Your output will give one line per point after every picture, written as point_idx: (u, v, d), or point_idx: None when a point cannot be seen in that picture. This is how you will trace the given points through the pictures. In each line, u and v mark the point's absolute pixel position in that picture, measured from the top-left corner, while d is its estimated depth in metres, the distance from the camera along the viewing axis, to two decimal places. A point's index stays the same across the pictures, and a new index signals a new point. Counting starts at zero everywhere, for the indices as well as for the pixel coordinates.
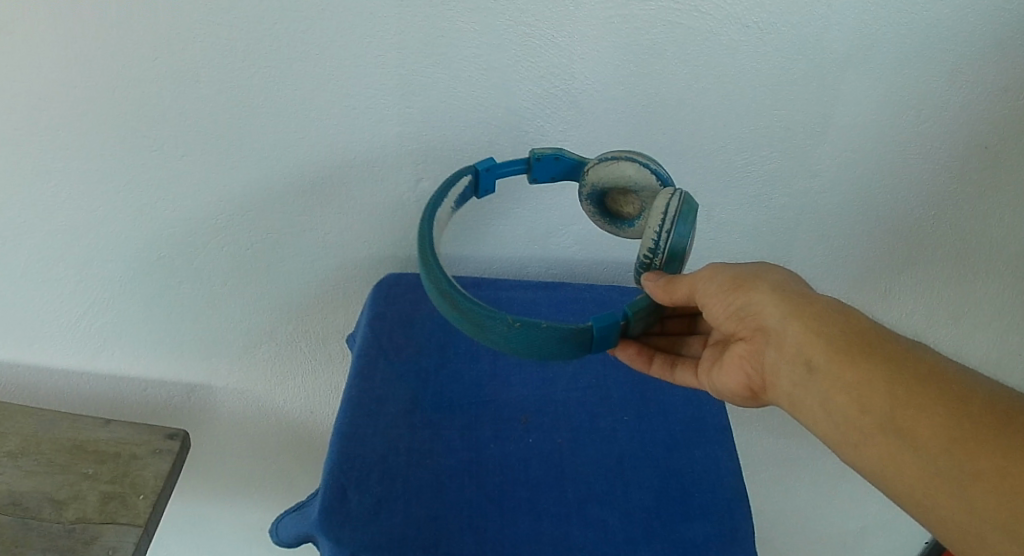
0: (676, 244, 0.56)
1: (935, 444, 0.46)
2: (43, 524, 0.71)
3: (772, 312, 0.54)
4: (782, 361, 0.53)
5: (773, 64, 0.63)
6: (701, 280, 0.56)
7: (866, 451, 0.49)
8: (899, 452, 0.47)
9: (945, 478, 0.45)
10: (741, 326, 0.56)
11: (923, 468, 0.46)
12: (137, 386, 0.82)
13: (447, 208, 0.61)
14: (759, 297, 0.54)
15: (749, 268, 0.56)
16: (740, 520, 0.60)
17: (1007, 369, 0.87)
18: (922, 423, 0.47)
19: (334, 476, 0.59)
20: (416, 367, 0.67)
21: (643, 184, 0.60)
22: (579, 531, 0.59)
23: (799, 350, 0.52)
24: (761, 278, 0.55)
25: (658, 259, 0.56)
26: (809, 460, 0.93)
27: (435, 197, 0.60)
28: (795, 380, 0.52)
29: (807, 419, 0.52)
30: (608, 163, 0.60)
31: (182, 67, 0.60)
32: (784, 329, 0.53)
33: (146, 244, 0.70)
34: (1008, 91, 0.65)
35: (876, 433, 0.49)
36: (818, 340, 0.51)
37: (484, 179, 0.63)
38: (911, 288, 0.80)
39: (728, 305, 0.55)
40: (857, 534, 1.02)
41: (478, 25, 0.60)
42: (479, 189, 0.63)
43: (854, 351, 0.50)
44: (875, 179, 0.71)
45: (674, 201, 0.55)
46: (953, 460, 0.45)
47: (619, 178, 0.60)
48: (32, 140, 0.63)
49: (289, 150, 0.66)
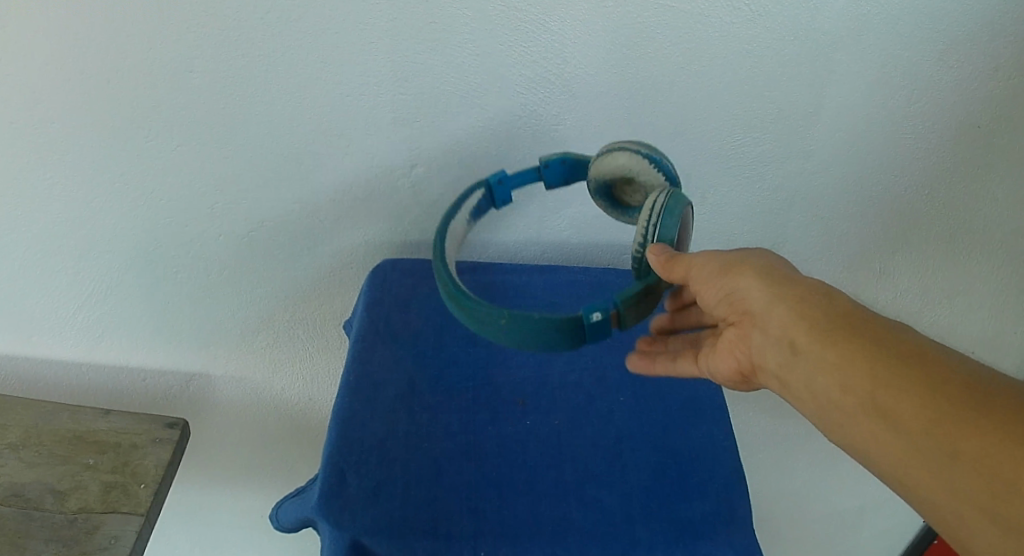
0: (664, 237, 0.56)
1: (914, 424, 0.47)
2: (45, 515, 0.71)
3: (759, 296, 0.54)
4: (769, 344, 0.54)
5: (765, 47, 0.64)
6: (695, 265, 0.56)
7: (850, 432, 0.50)
8: (882, 433, 0.48)
9: (928, 458, 0.46)
10: (731, 311, 0.56)
11: (904, 445, 0.47)
12: (138, 376, 0.82)
13: (464, 221, 0.62)
14: (746, 281, 0.55)
15: (738, 253, 0.56)
16: (738, 498, 0.60)
17: (1003, 347, 0.87)
18: (902, 402, 0.47)
19: (333, 460, 0.59)
20: (412, 351, 0.68)
21: (640, 172, 0.60)
22: (578, 511, 0.59)
23: (783, 333, 0.52)
24: (747, 261, 0.55)
25: (648, 252, 0.57)
26: (806, 440, 0.94)
27: (448, 212, 0.62)
28: (782, 361, 0.53)
29: (794, 398, 0.53)
30: (603, 158, 0.61)
31: (177, 57, 0.60)
32: (769, 313, 0.53)
33: (145, 235, 0.70)
34: (1000, 71, 0.66)
35: (859, 414, 0.49)
36: (803, 323, 0.51)
37: (499, 191, 0.64)
38: (906, 267, 0.80)
39: (718, 289, 0.56)
40: (856, 511, 1.03)
41: (472, 11, 0.61)
42: (496, 201, 0.65)
43: (837, 334, 0.50)
44: (867, 159, 0.71)
45: (660, 198, 0.57)
46: (933, 439, 0.46)
47: (617, 170, 0.61)
48: (28, 132, 0.63)
49: (285, 139, 0.66)
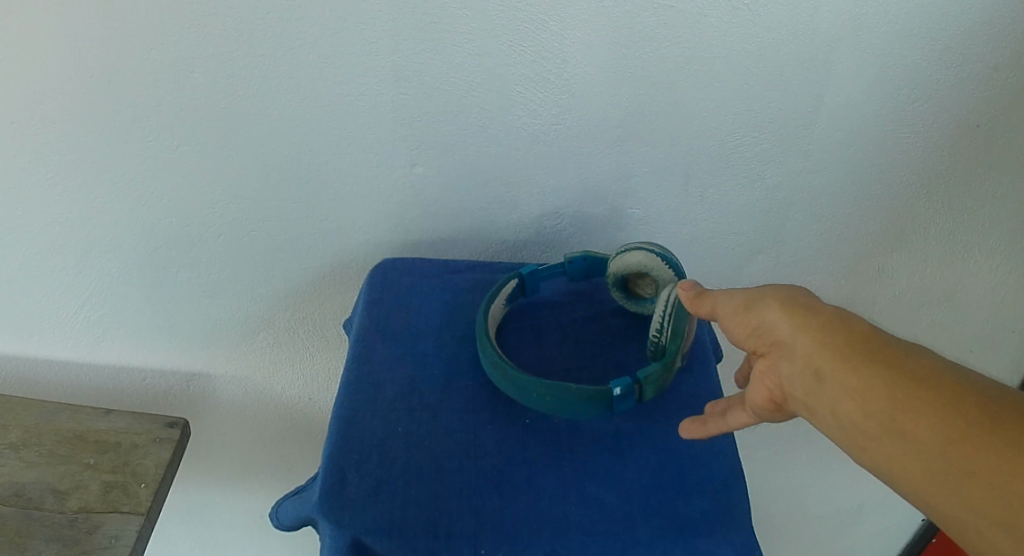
0: (678, 324, 0.63)
1: (936, 447, 0.45)
2: (46, 514, 0.71)
3: (781, 326, 0.53)
4: (793, 373, 0.52)
5: (763, 47, 0.64)
6: (719, 300, 0.57)
7: (878, 459, 0.48)
8: (908, 459, 0.47)
9: (953, 482, 0.45)
10: (757, 342, 0.55)
11: (929, 470, 0.46)
12: (138, 376, 0.82)
13: (499, 305, 0.69)
14: (767, 312, 0.54)
15: (759, 285, 0.56)
16: (738, 497, 0.60)
17: (1002, 346, 0.88)
18: (924, 426, 0.46)
19: (333, 460, 0.60)
20: (413, 350, 0.68)
21: (655, 270, 0.66)
22: (578, 510, 0.59)
23: (807, 362, 0.51)
24: (768, 292, 0.54)
25: (663, 337, 0.64)
26: (806, 439, 0.94)
27: (486, 297, 0.68)
28: (807, 389, 0.51)
29: (822, 427, 0.51)
30: (622, 255, 0.67)
31: (178, 58, 0.60)
32: (791, 342, 0.52)
33: (146, 234, 0.70)
34: (998, 70, 0.66)
35: (885, 441, 0.48)
36: (824, 350, 0.50)
37: (528, 281, 0.70)
38: (904, 266, 0.80)
39: (741, 321, 0.55)
40: (855, 510, 1.04)
41: (472, 11, 0.61)
42: (524, 289, 0.71)
43: (856, 360, 0.49)
44: (866, 159, 0.71)
45: (673, 292, 0.63)
46: (955, 461, 0.44)
47: (634, 265, 0.67)
48: (29, 132, 0.63)
49: (285, 139, 0.66)
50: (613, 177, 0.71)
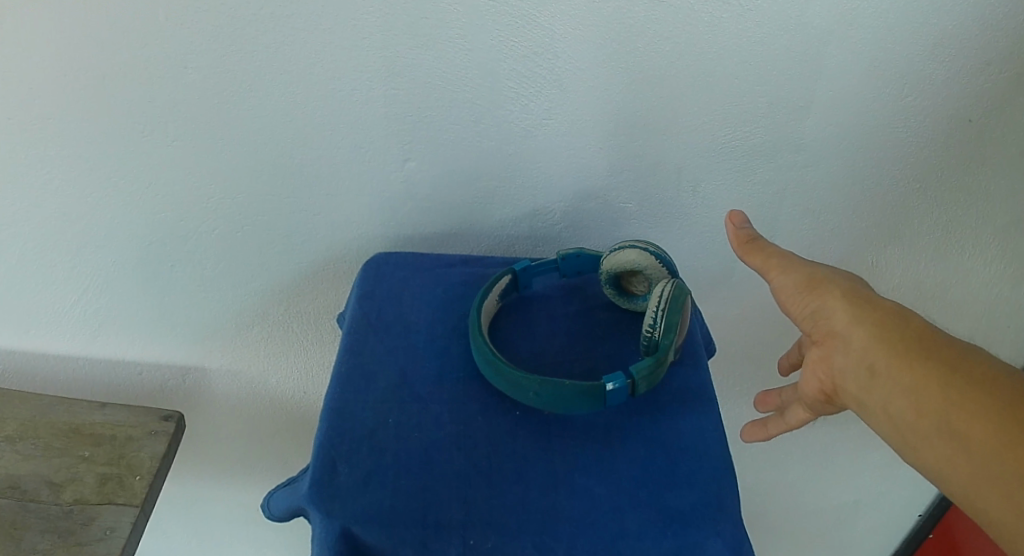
0: (671, 319, 0.63)
1: (988, 447, 0.49)
2: (42, 506, 0.72)
3: (841, 316, 0.57)
4: (847, 364, 0.56)
5: (753, 42, 0.64)
6: (780, 276, 0.60)
7: (925, 454, 0.52)
8: (957, 456, 0.50)
9: (997, 480, 0.49)
10: (814, 329, 0.59)
11: (976, 468, 0.49)
12: (134, 370, 0.83)
13: (492, 300, 0.69)
14: (830, 301, 0.57)
15: (825, 270, 0.59)
16: (727, 488, 0.61)
17: (997, 341, 0.88)
18: (976, 426, 0.50)
19: (324, 450, 0.60)
20: (404, 343, 0.68)
21: (647, 266, 0.67)
22: (567, 501, 0.59)
23: (863, 354, 0.55)
24: (835, 283, 0.58)
25: (657, 331, 0.64)
26: (800, 435, 0.94)
27: (480, 293, 0.68)
28: (861, 383, 0.55)
29: (873, 421, 0.55)
30: (615, 252, 0.68)
31: (172, 54, 0.61)
32: (850, 333, 0.56)
33: (139, 228, 0.71)
34: (990, 65, 0.66)
35: (934, 437, 0.52)
36: (882, 346, 0.54)
37: (521, 277, 0.71)
38: (897, 260, 0.80)
39: (804, 305, 0.59)
40: (851, 506, 1.04)
41: (463, 6, 0.61)
42: (517, 285, 0.71)
43: (913, 358, 0.53)
44: (858, 154, 0.72)
45: (667, 288, 0.64)
46: (1004, 461, 0.48)
47: (626, 263, 0.67)
48: (25, 127, 0.64)
49: (278, 133, 0.67)
50: (605, 171, 0.71)
